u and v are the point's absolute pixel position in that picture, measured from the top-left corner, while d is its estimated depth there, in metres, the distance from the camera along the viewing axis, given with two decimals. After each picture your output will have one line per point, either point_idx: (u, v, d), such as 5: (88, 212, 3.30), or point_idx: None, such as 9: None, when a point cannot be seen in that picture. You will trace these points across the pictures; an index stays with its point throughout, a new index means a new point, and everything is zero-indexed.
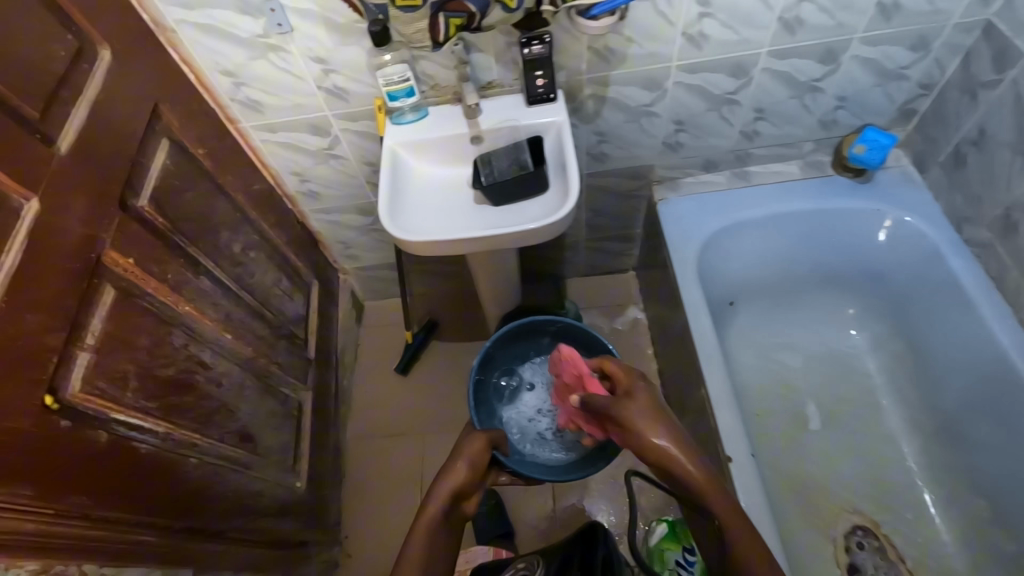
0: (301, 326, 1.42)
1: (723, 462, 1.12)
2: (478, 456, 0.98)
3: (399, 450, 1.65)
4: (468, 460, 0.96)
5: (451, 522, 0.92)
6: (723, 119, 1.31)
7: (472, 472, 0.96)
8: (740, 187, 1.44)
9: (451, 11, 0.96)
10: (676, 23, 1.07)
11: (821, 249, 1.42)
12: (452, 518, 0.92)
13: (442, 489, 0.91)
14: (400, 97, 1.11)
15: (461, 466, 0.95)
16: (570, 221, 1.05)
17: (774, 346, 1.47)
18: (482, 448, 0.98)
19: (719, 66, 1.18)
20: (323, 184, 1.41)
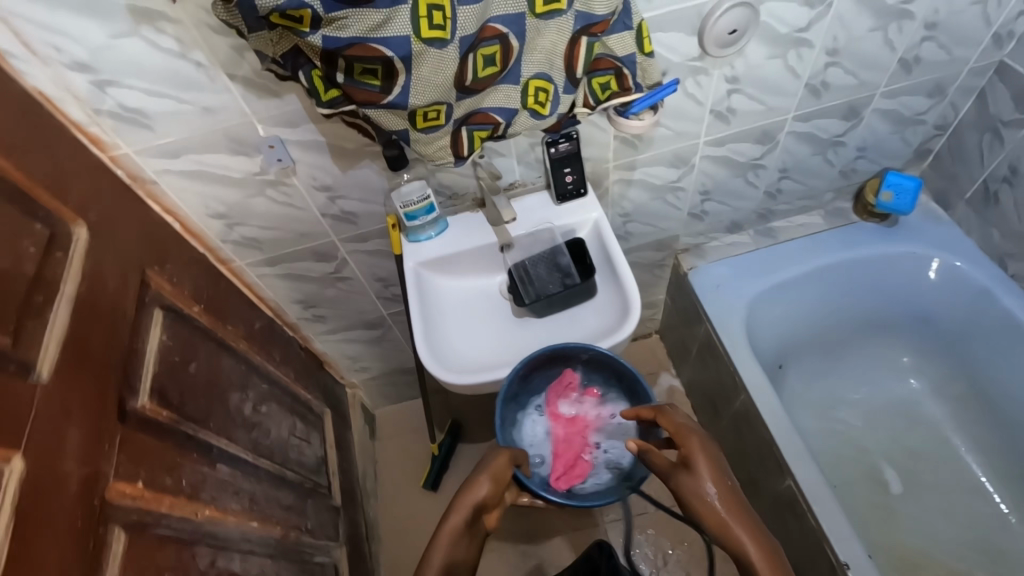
0: (323, 470, 1.25)
1: (837, 568, 1.02)
2: (505, 471, 0.80)
3: None
4: (492, 473, 0.79)
5: (471, 536, 0.76)
6: (749, 183, 1.25)
7: (496, 486, 0.79)
8: (769, 246, 1.37)
9: (475, 124, 0.87)
10: (705, 101, 1.01)
11: (864, 297, 1.37)
12: (473, 531, 0.76)
13: (462, 501, 0.75)
14: (420, 216, 1.00)
15: (485, 479, 0.78)
16: (635, 332, 0.95)
17: (833, 406, 1.39)
18: (507, 460, 0.81)
19: (746, 136, 1.12)
20: (327, 306, 1.25)
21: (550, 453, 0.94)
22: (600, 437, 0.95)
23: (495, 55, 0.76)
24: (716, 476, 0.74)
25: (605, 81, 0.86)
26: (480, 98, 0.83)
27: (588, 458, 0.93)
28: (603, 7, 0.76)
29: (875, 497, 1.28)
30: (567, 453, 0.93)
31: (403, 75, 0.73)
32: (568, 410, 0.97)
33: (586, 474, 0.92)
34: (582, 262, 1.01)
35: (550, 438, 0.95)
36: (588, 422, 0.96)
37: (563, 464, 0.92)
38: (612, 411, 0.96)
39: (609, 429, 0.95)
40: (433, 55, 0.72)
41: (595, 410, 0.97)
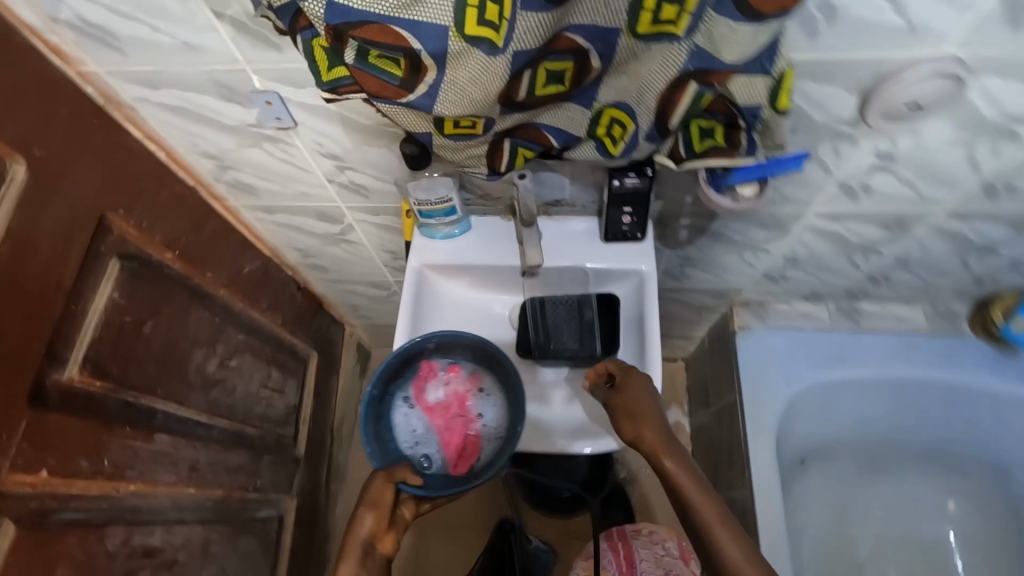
0: (292, 420, 1.21)
1: None
2: (381, 496, 0.71)
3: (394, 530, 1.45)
4: (370, 505, 0.71)
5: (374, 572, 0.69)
6: (851, 263, 1.00)
7: (382, 513, 0.71)
8: (845, 330, 1.14)
9: (523, 139, 0.66)
10: (836, 173, 0.75)
11: (934, 421, 1.15)
12: (372, 565, 0.70)
13: (350, 542, 0.70)
14: (437, 216, 0.84)
15: (365, 513, 0.70)
16: None
17: (845, 519, 1.23)
18: (384, 482, 0.72)
19: (872, 218, 0.86)
20: (327, 258, 1.13)
21: (437, 447, 0.78)
22: (479, 408, 0.81)
23: (565, 73, 0.55)
24: (645, 398, 0.73)
25: (709, 126, 0.63)
26: (534, 113, 0.62)
27: (476, 435, 0.79)
28: (733, 53, 0.51)
29: None
30: (454, 437, 0.78)
31: (433, 73, 0.53)
32: (439, 396, 0.81)
33: (481, 450, 0.78)
34: (608, 324, 0.84)
35: (431, 432, 0.79)
36: (462, 399, 0.81)
37: (454, 451, 0.78)
38: (483, 378, 0.82)
39: (486, 397, 0.81)
40: (477, 59, 0.51)
41: (465, 384, 0.82)
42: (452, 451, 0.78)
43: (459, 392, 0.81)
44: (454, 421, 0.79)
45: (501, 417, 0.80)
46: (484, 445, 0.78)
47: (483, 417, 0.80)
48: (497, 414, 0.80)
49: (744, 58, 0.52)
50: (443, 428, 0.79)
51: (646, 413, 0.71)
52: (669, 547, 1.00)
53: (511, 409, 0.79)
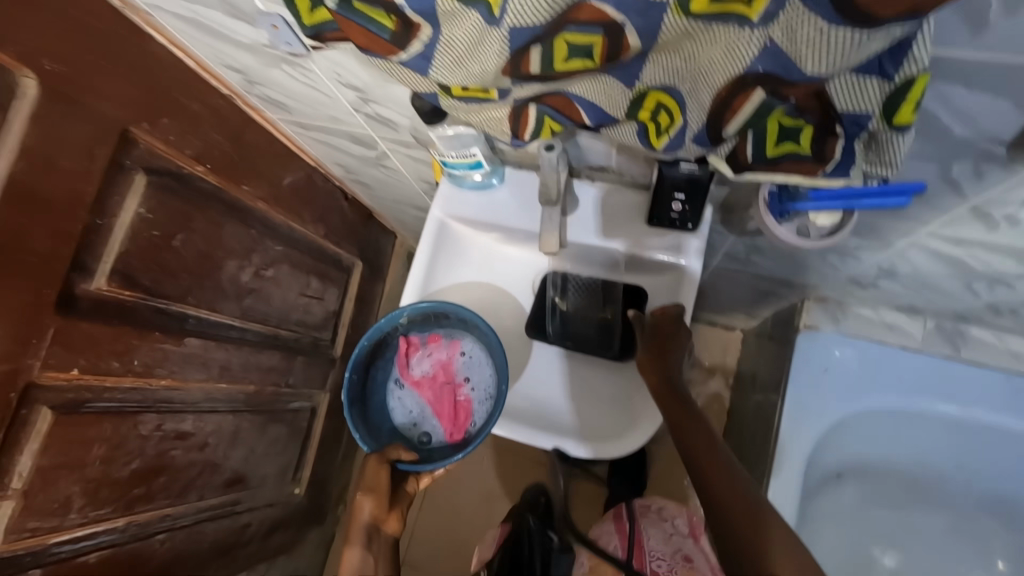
0: (330, 324, 1.28)
1: None
2: (374, 477, 0.68)
3: None
4: (367, 491, 0.68)
5: (382, 552, 0.65)
6: (969, 289, 0.80)
7: (381, 497, 0.68)
8: (937, 356, 0.95)
9: (550, 108, 0.54)
10: (972, 199, 0.56)
11: (1016, 476, 0.98)
12: (379, 546, 0.65)
13: (352, 525, 0.65)
14: (462, 168, 0.75)
15: (363, 499, 0.67)
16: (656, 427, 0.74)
17: (871, 542, 1.13)
18: (378, 464, 0.69)
19: (1010, 252, 0.65)
20: (368, 177, 1.09)
21: (433, 421, 0.78)
22: (465, 372, 0.78)
23: (594, 48, 0.41)
24: (672, 348, 0.72)
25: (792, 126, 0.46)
26: (561, 83, 0.49)
27: (467, 398, 0.77)
28: (815, 61, 0.37)
29: None
30: (446, 406, 0.77)
31: (428, 31, 0.43)
32: (424, 369, 0.79)
33: (474, 413, 0.76)
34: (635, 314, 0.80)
35: (424, 407, 0.78)
36: (446, 368, 0.79)
37: (449, 420, 0.77)
38: (463, 341, 0.79)
39: (470, 361, 0.78)
40: (474, 24, 0.41)
41: (446, 351, 0.79)
42: (447, 419, 0.77)
43: (442, 362, 0.79)
44: (444, 389, 0.78)
45: (489, 382, 0.77)
46: (477, 408, 0.76)
47: (471, 381, 0.78)
48: (484, 375, 0.78)
49: (833, 68, 0.37)
50: (435, 400, 0.78)
51: (667, 358, 0.72)
52: (678, 524, 0.96)
53: (495, 368, 0.76)
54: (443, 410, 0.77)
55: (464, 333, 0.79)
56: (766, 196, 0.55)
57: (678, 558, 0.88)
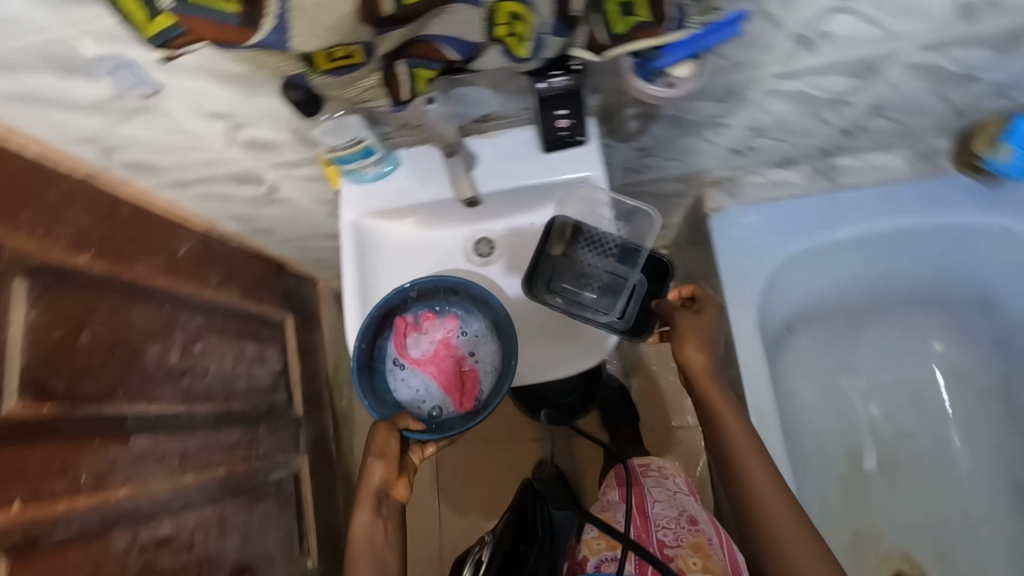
0: (281, 384, 1.22)
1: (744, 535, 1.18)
2: (384, 446, 0.74)
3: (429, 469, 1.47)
4: (377, 456, 0.74)
5: (391, 515, 0.76)
6: (822, 120, 0.92)
7: (389, 463, 0.75)
8: (822, 192, 1.08)
9: (417, 58, 0.56)
10: (789, 25, 0.65)
11: (917, 263, 1.13)
12: (388, 510, 0.75)
13: (364, 489, 0.75)
14: (355, 159, 0.75)
15: (375, 464, 0.74)
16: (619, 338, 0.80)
17: (837, 371, 1.25)
18: (387, 433, 0.74)
19: (838, 68, 0.76)
20: (267, 220, 1.06)
21: (440, 397, 0.79)
22: (468, 347, 0.81)
23: None
24: (704, 332, 0.75)
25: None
26: (421, 25, 0.52)
27: (472, 371, 0.79)
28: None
29: (845, 473, 1.22)
30: (449, 379, 0.79)
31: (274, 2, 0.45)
32: (427, 344, 0.80)
33: (480, 384, 0.79)
34: (650, 288, 0.81)
35: (428, 383, 0.79)
36: (450, 343, 0.80)
37: (456, 392, 0.78)
38: (462, 318, 0.81)
39: (474, 338, 0.81)
40: None
41: (444, 329, 0.81)
42: (453, 393, 0.78)
43: (441, 340, 0.81)
44: (450, 364, 0.79)
45: (495, 351, 0.80)
46: (483, 378, 0.79)
47: (475, 355, 0.80)
48: (489, 350, 0.80)
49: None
50: (438, 374, 0.79)
51: (709, 345, 0.75)
52: (677, 483, 1.02)
53: (500, 342, 0.79)
54: (448, 384, 0.79)
55: (469, 310, 0.81)
56: (630, 65, 0.61)
57: (682, 517, 0.93)
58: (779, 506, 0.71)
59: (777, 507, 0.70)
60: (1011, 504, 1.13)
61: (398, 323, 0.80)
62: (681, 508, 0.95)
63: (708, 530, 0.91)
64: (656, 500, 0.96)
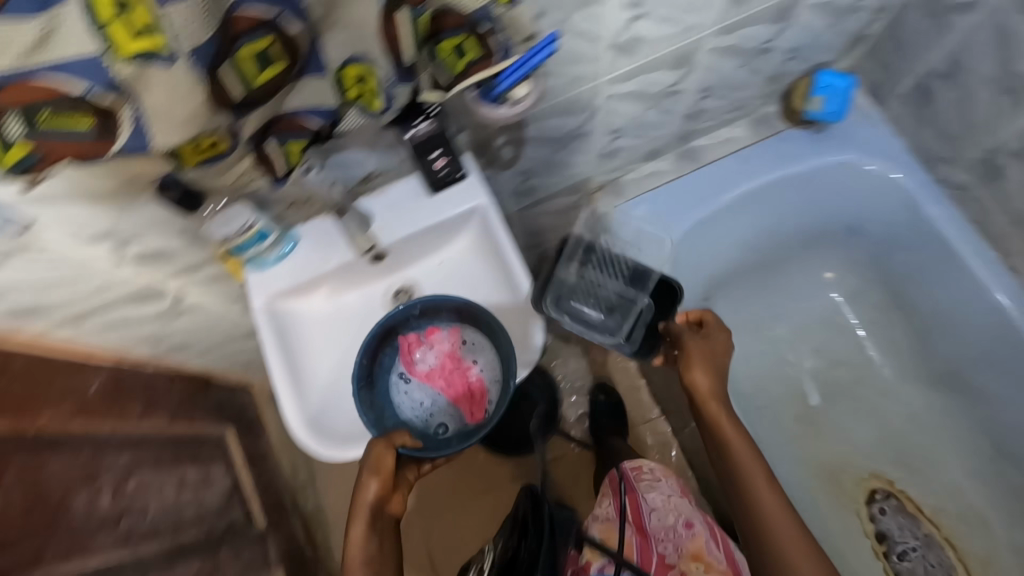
0: (236, 501, 1.15)
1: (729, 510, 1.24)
2: (383, 467, 0.77)
3: (417, 545, 1.41)
4: (373, 472, 0.77)
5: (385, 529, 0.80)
6: (666, 111, 1.04)
7: (385, 479, 0.78)
8: (690, 171, 1.21)
9: (284, 133, 0.61)
10: (602, 38, 0.76)
11: (792, 211, 1.25)
12: (381, 523, 0.80)
13: (359, 505, 0.79)
14: (253, 245, 0.77)
15: (370, 481, 0.77)
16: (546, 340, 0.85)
17: (760, 323, 1.35)
18: (385, 449, 0.77)
19: (659, 64, 0.89)
20: (179, 334, 1.03)
21: (447, 407, 0.85)
22: (471, 356, 0.85)
23: (269, 52, 0.49)
24: (709, 358, 0.91)
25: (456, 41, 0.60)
26: (278, 101, 0.57)
27: (477, 382, 0.84)
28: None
29: (796, 412, 1.30)
30: (456, 392, 0.84)
31: (128, 110, 0.47)
32: (431, 359, 0.85)
33: (486, 394, 0.83)
34: (659, 308, 0.98)
35: (435, 396, 0.85)
36: (452, 357, 0.85)
37: (465, 403, 0.84)
38: (463, 330, 0.85)
39: (475, 350, 0.85)
40: (164, 78, 0.46)
41: (448, 341, 0.86)
42: (460, 403, 0.83)
43: (446, 351, 0.86)
44: (455, 376, 0.84)
45: (495, 359, 0.84)
46: (487, 388, 0.84)
47: (479, 367, 0.85)
48: (490, 360, 0.85)
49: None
50: (446, 385, 0.84)
51: (716, 371, 0.91)
52: (672, 484, 1.09)
53: (499, 353, 0.83)
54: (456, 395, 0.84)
55: (467, 321, 0.85)
56: (475, 96, 0.68)
57: (680, 523, 1.00)
58: (781, 516, 0.83)
59: (772, 508, 0.84)
60: (936, 396, 1.25)
61: (403, 340, 0.84)
62: (678, 513, 1.01)
63: (703, 531, 0.98)
64: (652, 508, 1.01)
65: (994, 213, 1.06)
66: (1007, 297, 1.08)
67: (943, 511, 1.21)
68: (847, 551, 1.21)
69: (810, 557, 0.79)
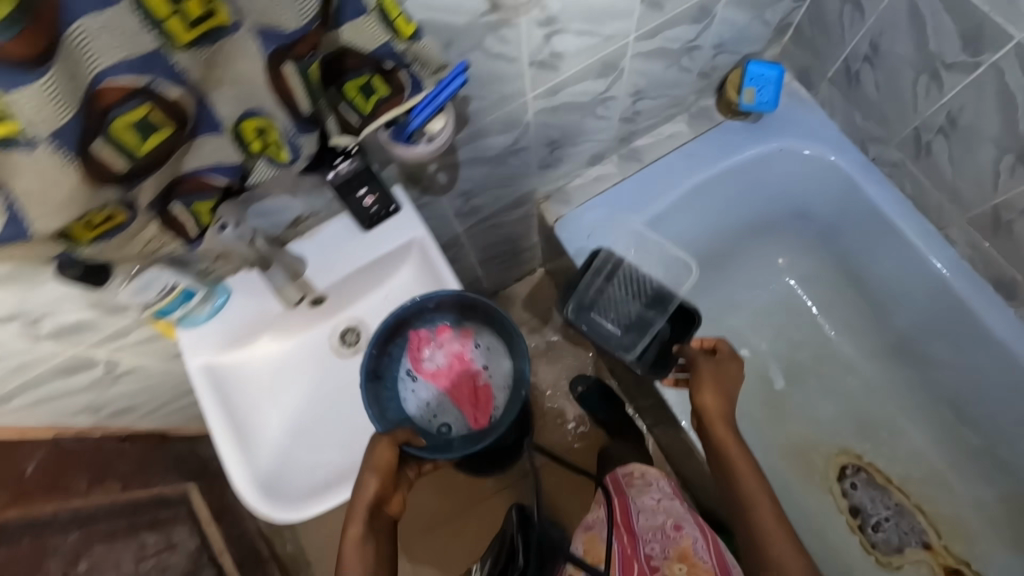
0: (204, 561, 1.10)
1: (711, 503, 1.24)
2: (387, 465, 0.74)
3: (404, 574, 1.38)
4: (375, 469, 0.74)
5: (381, 530, 0.77)
6: (601, 118, 1.03)
7: (385, 477, 0.74)
8: (635, 172, 1.21)
9: (190, 195, 0.57)
10: (520, 57, 0.74)
11: (739, 200, 1.25)
12: (377, 524, 0.76)
13: (357, 503, 0.74)
14: (178, 305, 0.73)
15: (370, 478, 0.74)
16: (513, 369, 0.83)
17: (719, 312, 1.35)
18: (388, 446, 0.74)
19: (584, 75, 0.87)
20: (120, 398, 0.97)
21: (452, 409, 0.83)
22: (480, 360, 0.84)
23: (150, 119, 0.46)
24: (716, 380, 0.95)
25: (364, 82, 0.59)
26: (175, 164, 0.53)
27: (485, 385, 0.83)
28: (293, 17, 0.47)
29: (764, 397, 1.32)
30: (464, 395, 0.83)
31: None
32: (439, 358, 0.84)
33: (493, 398, 0.82)
34: (672, 332, 1.07)
35: (439, 397, 0.83)
36: (462, 358, 0.84)
37: (471, 407, 0.82)
38: (473, 332, 0.84)
39: (483, 352, 0.84)
40: (27, 163, 0.42)
41: (457, 342, 0.84)
42: (467, 408, 0.82)
43: (455, 352, 0.84)
44: (463, 378, 0.83)
45: (505, 362, 0.83)
46: (495, 393, 0.82)
47: (488, 370, 0.84)
48: (499, 364, 0.84)
49: (309, 19, 0.48)
50: (453, 387, 0.83)
51: (726, 393, 0.94)
52: (663, 486, 1.11)
53: (511, 357, 0.82)
54: (462, 398, 0.83)
55: (478, 322, 0.84)
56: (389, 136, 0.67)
57: (668, 527, 1.00)
58: (782, 536, 0.83)
59: (771, 526, 0.85)
60: (891, 368, 1.28)
61: (413, 335, 0.83)
62: (667, 515, 1.03)
63: (692, 532, 0.99)
64: (640, 511, 1.04)
65: (927, 188, 1.08)
66: (947, 268, 1.10)
67: (911, 478, 1.24)
68: (823, 529, 1.23)
69: (802, 562, 0.80)
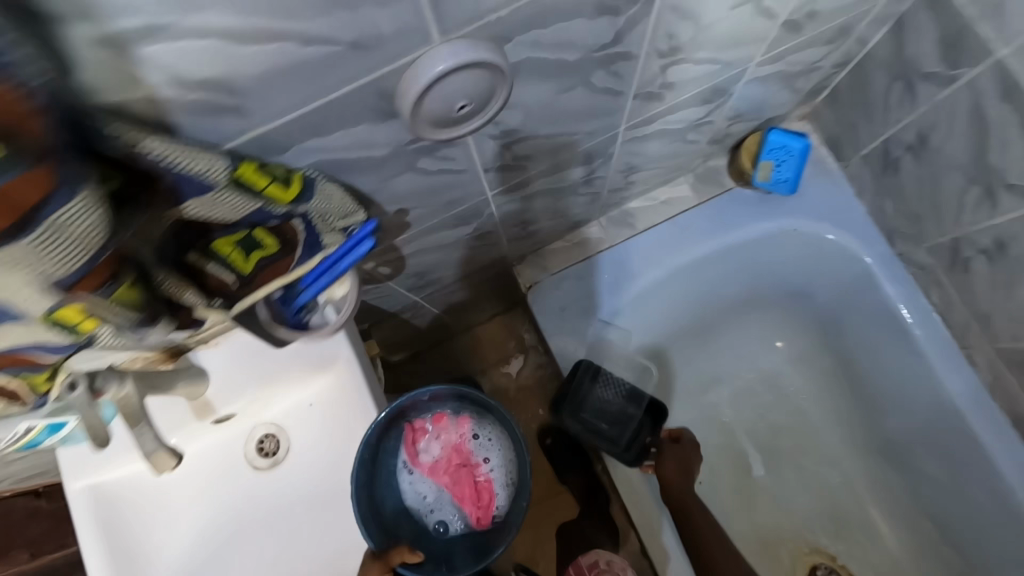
0: None
1: None
2: None
3: None
4: None
5: None
6: (586, 194, 0.87)
7: None
8: (622, 238, 1.03)
9: (12, 371, 0.45)
10: (470, 167, 0.59)
11: (741, 275, 1.09)
12: None
13: None
14: (46, 437, 0.62)
15: None
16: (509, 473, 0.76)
17: (703, 389, 1.22)
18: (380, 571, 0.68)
19: (560, 167, 0.71)
20: (12, 481, 0.86)
21: (451, 506, 0.76)
22: (481, 453, 0.76)
23: None
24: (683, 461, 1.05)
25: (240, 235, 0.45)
26: None
27: (488, 481, 0.75)
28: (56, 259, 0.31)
29: (740, 487, 1.21)
30: (466, 494, 0.75)
31: None
32: (436, 451, 0.76)
33: (497, 496, 0.75)
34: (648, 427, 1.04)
35: (440, 493, 0.76)
36: (460, 450, 0.76)
37: (472, 505, 0.75)
38: (473, 421, 0.77)
39: (484, 443, 0.77)
40: None
41: (456, 432, 0.77)
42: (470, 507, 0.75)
43: (454, 443, 0.77)
44: (466, 473, 0.75)
45: (510, 455, 0.76)
46: (498, 491, 0.75)
47: (490, 464, 0.76)
48: (501, 457, 0.76)
49: (93, 257, 0.32)
50: (454, 485, 0.76)
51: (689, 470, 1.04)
52: None
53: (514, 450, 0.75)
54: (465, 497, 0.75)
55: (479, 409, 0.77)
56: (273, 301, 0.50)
57: None
58: None
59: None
60: (879, 472, 1.17)
61: (409, 426, 0.75)
62: None
63: None
64: None
65: (956, 301, 0.93)
66: (961, 391, 0.97)
67: None
68: None
69: None
